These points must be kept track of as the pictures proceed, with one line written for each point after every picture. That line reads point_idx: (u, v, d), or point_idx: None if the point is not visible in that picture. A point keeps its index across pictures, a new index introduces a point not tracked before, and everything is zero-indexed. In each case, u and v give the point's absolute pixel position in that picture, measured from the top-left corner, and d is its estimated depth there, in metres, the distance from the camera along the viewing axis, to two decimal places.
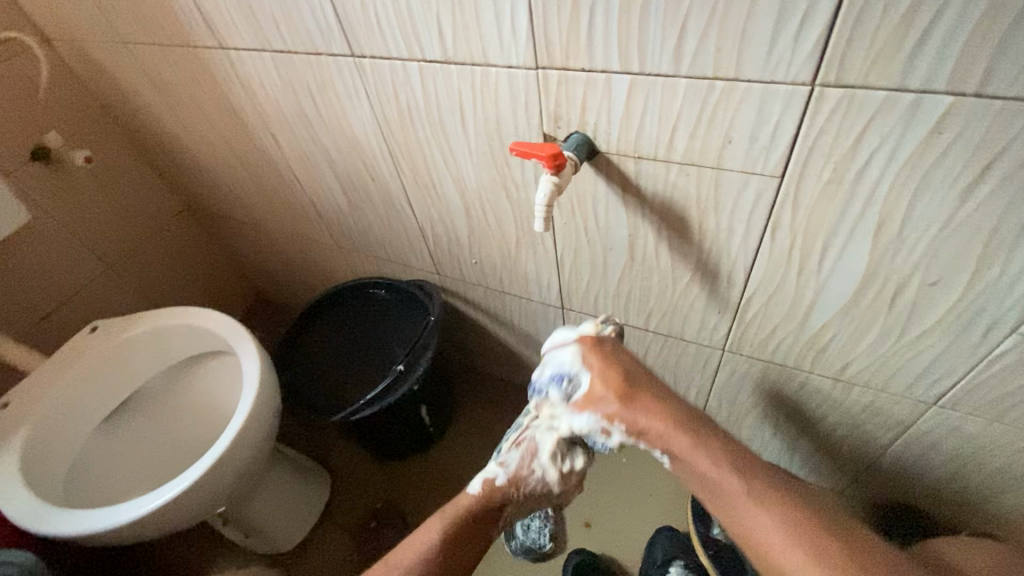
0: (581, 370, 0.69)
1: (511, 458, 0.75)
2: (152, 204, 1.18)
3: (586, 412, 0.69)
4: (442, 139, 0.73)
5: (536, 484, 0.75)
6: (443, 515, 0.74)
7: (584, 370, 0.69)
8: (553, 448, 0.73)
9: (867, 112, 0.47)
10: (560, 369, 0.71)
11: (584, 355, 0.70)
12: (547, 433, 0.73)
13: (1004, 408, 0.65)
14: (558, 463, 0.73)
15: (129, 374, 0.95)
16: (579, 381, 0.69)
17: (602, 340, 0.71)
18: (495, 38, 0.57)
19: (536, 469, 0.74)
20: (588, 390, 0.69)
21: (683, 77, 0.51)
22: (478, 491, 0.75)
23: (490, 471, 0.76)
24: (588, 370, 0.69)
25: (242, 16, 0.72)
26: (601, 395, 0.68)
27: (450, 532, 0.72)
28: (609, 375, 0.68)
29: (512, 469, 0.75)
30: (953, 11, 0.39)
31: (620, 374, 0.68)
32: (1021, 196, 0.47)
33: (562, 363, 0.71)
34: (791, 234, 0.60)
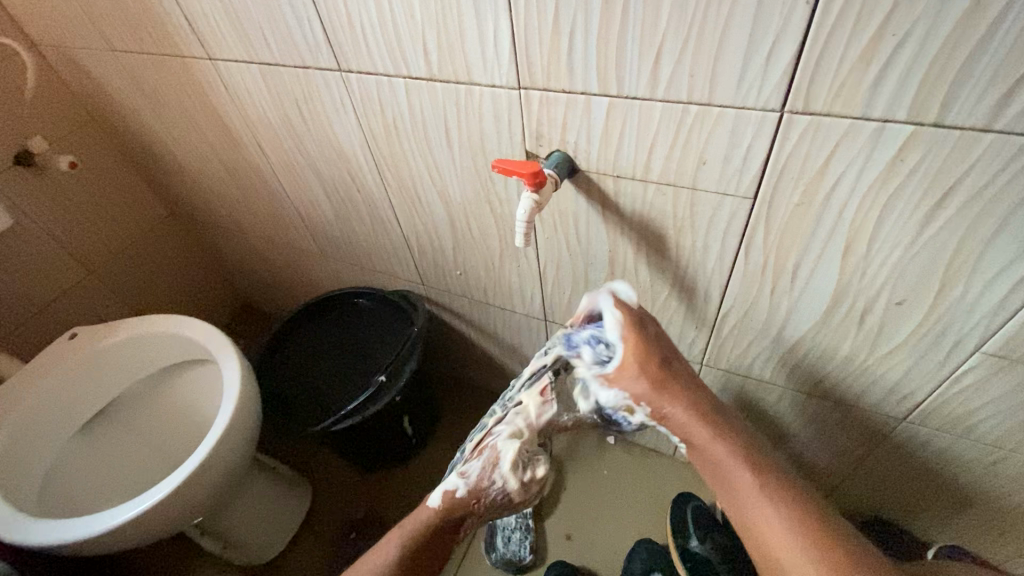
0: (617, 340, 0.69)
1: (473, 466, 0.74)
2: (137, 210, 1.17)
3: (612, 388, 0.70)
4: (427, 154, 0.74)
5: (496, 494, 0.74)
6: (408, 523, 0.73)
7: (619, 338, 0.68)
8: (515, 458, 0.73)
9: (833, 138, 0.49)
10: (597, 332, 0.71)
11: (622, 325, 0.68)
12: (511, 442, 0.73)
13: (970, 424, 0.67)
14: (519, 473, 0.73)
15: (107, 381, 0.94)
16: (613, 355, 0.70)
17: (646, 321, 0.69)
18: (479, 58, 0.59)
19: (498, 480, 0.74)
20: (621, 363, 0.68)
21: (659, 100, 0.53)
22: (439, 502, 0.74)
23: (451, 483, 0.75)
24: (626, 341, 0.68)
25: (231, 28, 0.73)
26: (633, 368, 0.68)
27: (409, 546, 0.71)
28: (645, 356, 0.67)
29: (473, 478, 0.74)
30: (911, 46, 0.42)
31: (657, 356, 0.68)
32: (978, 221, 0.49)
33: (601, 330, 0.70)
34: (764, 253, 0.62)
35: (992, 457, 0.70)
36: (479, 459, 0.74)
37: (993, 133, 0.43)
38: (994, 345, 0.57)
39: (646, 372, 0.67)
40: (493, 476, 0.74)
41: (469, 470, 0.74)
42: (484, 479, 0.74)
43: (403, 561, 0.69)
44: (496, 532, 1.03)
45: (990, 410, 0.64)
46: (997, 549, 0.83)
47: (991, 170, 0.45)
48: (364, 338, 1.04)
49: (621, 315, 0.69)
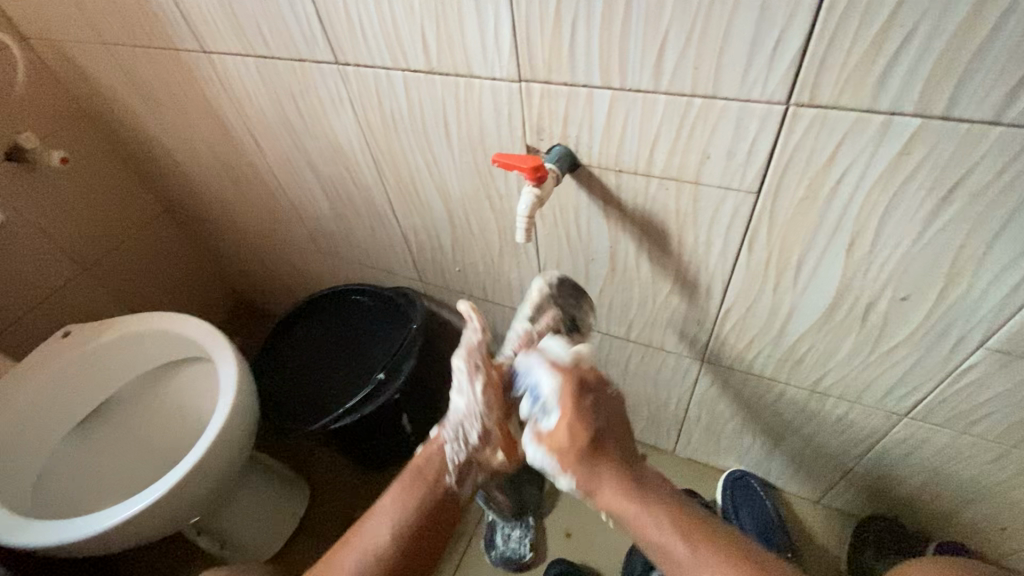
0: (554, 408, 0.59)
1: (455, 404, 0.66)
2: (132, 206, 1.16)
3: (540, 446, 0.61)
4: (426, 148, 0.73)
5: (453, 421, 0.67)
6: (416, 467, 0.70)
7: (555, 407, 0.59)
8: (487, 397, 0.64)
9: (839, 132, 0.48)
10: (535, 388, 0.62)
11: (560, 394, 0.59)
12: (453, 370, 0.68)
13: (973, 420, 0.67)
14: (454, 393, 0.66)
15: (100, 380, 0.93)
16: (549, 415, 0.60)
17: (585, 389, 0.60)
18: (479, 50, 0.58)
19: (485, 426, 0.66)
20: (550, 431, 0.60)
21: (663, 93, 0.52)
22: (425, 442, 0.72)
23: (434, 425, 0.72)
24: (557, 412, 0.59)
25: (225, 20, 0.71)
26: (558, 445, 0.59)
27: (418, 514, 0.66)
28: (576, 429, 0.58)
29: (453, 423, 0.68)
30: (920, 37, 0.41)
31: (588, 431, 0.58)
32: (985, 215, 0.48)
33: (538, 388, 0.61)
34: (767, 247, 0.61)
35: (994, 453, 0.69)
36: (459, 395, 0.66)
37: (1002, 126, 0.43)
38: (999, 341, 0.57)
39: (574, 445, 0.59)
40: (478, 418, 0.66)
41: (450, 409, 0.67)
42: (469, 424, 0.67)
43: (409, 531, 0.65)
44: (496, 530, 1.02)
45: (993, 405, 0.64)
46: (998, 545, 0.83)
47: (1000, 163, 0.45)
48: (362, 336, 1.03)
49: (558, 378, 0.60)
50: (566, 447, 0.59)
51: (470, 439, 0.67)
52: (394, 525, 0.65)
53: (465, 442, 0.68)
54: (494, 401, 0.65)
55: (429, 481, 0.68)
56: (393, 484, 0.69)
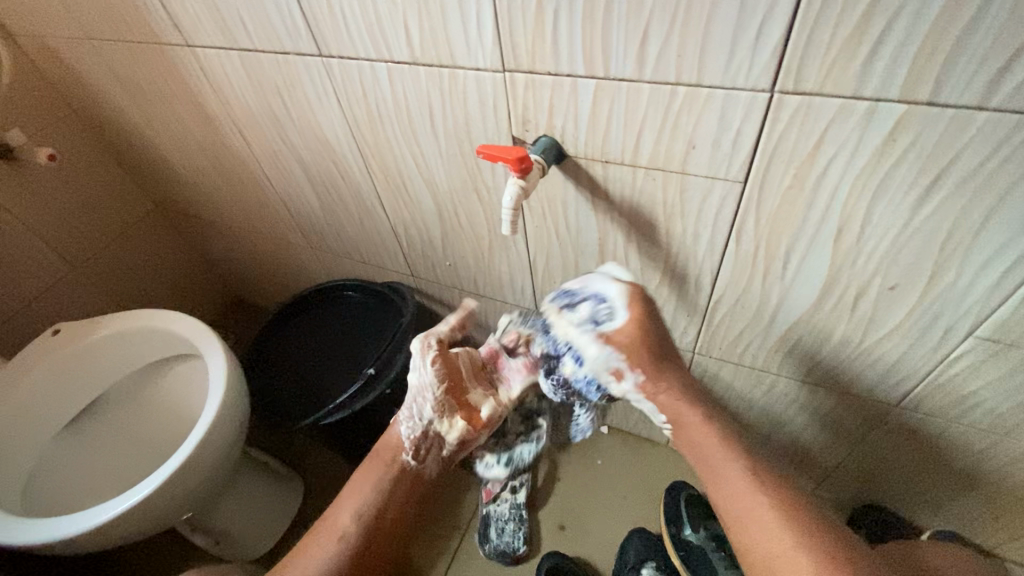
0: (621, 309, 0.60)
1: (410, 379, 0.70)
2: (121, 203, 1.15)
3: (607, 347, 0.59)
4: (412, 141, 0.72)
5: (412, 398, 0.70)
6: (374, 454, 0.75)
7: (624, 309, 0.59)
8: (436, 370, 0.67)
9: (824, 119, 0.48)
10: (600, 296, 0.61)
11: (631, 296, 0.60)
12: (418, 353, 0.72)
13: (963, 408, 0.67)
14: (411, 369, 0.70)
15: (90, 378, 0.93)
16: (616, 316, 0.59)
17: (650, 304, 0.61)
18: (462, 40, 0.57)
19: (436, 399, 0.68)
20: (617, 329, 0.59)
21: (647, 82, 0.52)
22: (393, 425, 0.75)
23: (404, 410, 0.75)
24: (626, 309, 0.59)
25: (207, 12, 0.70)
26: (629, 341, 0.59)
27: (377, 496, 0.71)
28: (644, 328, 0.59)
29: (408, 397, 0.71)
30: (903, 22, 0.40)
31: (653, 331, 0.60)
32: (972, 203, 0.48)
33: (602, 298, 0.61)
34: (755, 238, 0.61)
35: (985, 441, 0.69)
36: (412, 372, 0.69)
37: (987, 111, 0.42)
38: (988, 329, 0.57)
39: (643, 340, 0.59)
40: (429, 391, 0.68)
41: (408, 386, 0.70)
42: (422, 397, 0.69)
43: (370, 511, 0.70)
44: (490, 523, 1.01)
45: (983, 393, 0.64)
46: (987, 533, 0.84)
47: (986, 149, 0.44)
48: (353, 332, 1.03)
49: (628, 286, 0.61)
50: (634, 341, 0.59)
51: (423, 415, 0.70)
52: (355, 509, 0.70)
53: (419, 418, 0.71)
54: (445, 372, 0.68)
55: (385, 463, 0.74)
56: (355, 471, 0.74)
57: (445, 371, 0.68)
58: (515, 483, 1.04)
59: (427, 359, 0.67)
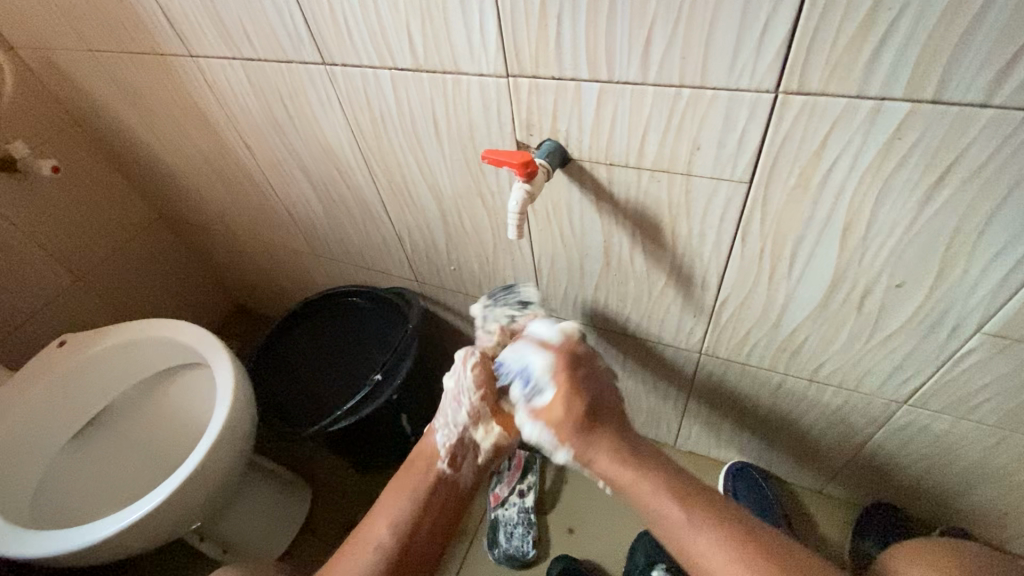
0: (547, 384, 0.65)
1: (448, 384, 0.72)
2: (124, 214, 1.16)
3: (535, 421, 0.66)
4: (416, 147, 0.72)
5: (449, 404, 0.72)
6: (413, 464, 0.74)
7: (549, 383, 0.65)
8: (475, 374, 0.69)
9: (829, 119, 0.48)
10: (527, 371, 0.66)
11: (554, 370, 0.65)
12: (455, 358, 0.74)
13: (971, 405, 0.67)
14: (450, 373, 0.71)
15: (97, 388, 0.93)
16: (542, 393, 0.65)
17: (578, 361, 0.66)
18: (466, 47, 0.57)
19: (472, 404, 0.70)
20: (546, 406, 0.65)
21: (651, 85, 0.52)
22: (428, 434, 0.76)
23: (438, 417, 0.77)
24: (549, 390, 0.65)
25: (210, 23, 0.71)
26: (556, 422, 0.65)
27: (414, 506, 0.70)
28: (571, 403, 0.64)
29: (444, 401, 0.72)
30: (906, 22, 0.40)
31: (580, 408, 0.64)
32: (978, 200, 0.48)
33: (530, 369, 0.66)
34: (761, 238, 0.61)
35: (995, 437, 0.69)
36: (450, 375, 0.72)
37: (993, 108, 0.42)
38: (995, 325, 0.57)
39: (568, 416, 0.64)
40: (465, 395, 0.70)
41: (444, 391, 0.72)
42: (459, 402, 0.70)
43: (407, 522, 0.68)
44: (498, 528, 1.01)
45: (992, 389, 0.64)
46: (998, 529, 0.84)
47: (991, 146, 0.44)
48: (359, 338, 1.03)
49: (551, 355, 0.65)
50: (559, 420, 0.64)
51: (459, 421, 0.71)
52: (392, 519, 0.68)
53: (454, 424, 0.72)
54: (485, 379, 0.69)
55: (421, 470, 0.73)
56: (391, 479, 0.73)
57: (484, 378, 0.69)
58: (523, 486, 1.05)
59: (468, 365, 0.69)
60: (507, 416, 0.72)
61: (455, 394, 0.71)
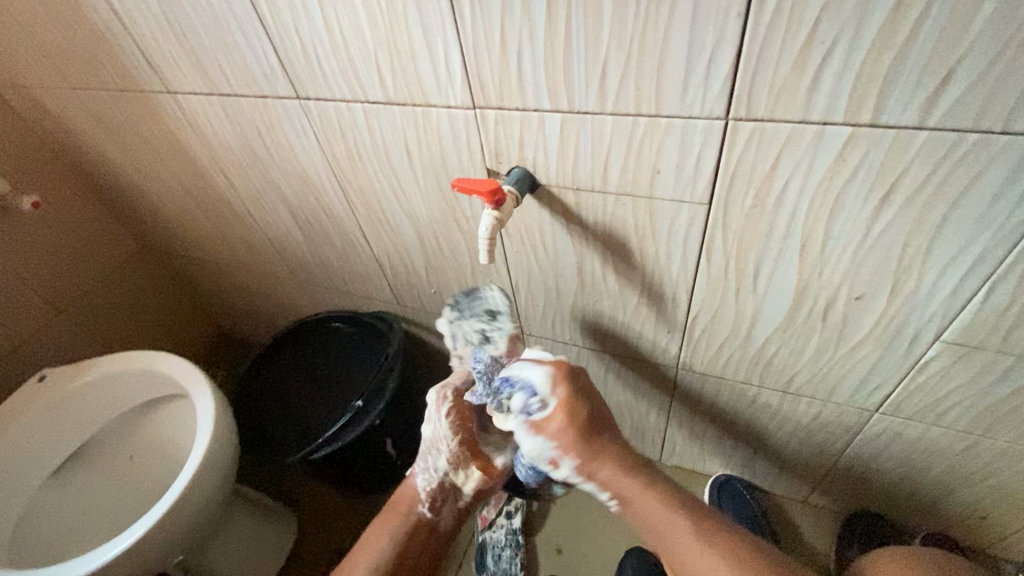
0: (550, 399, 0.62)
1: (426, 430, 0.73)
2: (105, 245, 1.16)
3: (539, 435, 0.63)
4: (391, 176, 0.74)
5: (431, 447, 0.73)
6: (387, 508, 0.77)
7: (551, 396, 0.62)
8: (449, 422, 0.70)
9: (778, 142, 0.50)
10: (529, 390, 0.63)
11: (556, 383, 0.63)
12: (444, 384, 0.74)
13: (938, 412, 0.68)
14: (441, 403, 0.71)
15: (79, 422, 0.93)
16: (545, 408, 0.62)
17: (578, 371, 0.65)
18: (433, 81, 0.59)
19: (451, 454, 0.71)
20: (545, 418, 0.62)
21: (610, 114, 0.54)
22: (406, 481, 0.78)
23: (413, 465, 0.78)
24: (554, 400, 0.62)
25: (187, 61, 0.73)
26: (558, 430, 0.62)
27: (396, 546, 0.73)
28: (573, 410, 0.62)
29: (424, 448, 0.74)
30: (841, 51, 0.43)
31: (583, 413, 0.63)
32: (923, 217, 0.50)
33: (531, 388, 0.63)
34: (724, 256, 0.63)
35: (965, 443, 0.71)
36: (429, 422, 0.73)
37: (927, 130, 0.45)
38: (952, 334, 0.59)
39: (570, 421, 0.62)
40: (445, 443, 0.71)
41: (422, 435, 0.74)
42: (438, 449, 0.72)
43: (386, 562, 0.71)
44: (486, 552, 1.00)
45: (956, 395, 0.65)
46: (979, 532, 0.85)
47: (930, 165, 0.47)
48: (343, 363, 1.03)
49: (550, 367, 0.63)
50: (563, 428, 0.62)
51: (439, 468, 0.73)
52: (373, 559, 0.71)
53: (435, 469, 0.74)
54: (461, 428, 0.71)
55: (401, 513, 0.76)
56: (370, 526, 0.76)
57: (457, 424, 0.71)
58: (510, 508, 1.04)
59: (441, 410, 0.71)
60: (486, 461, 0.73)
61: (435, 435, 0.72)
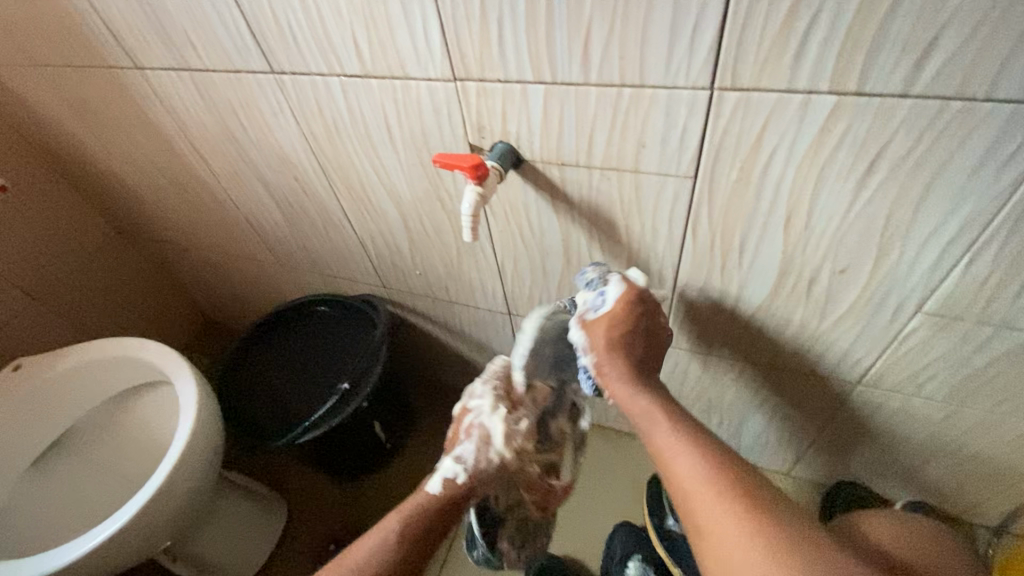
0: (609, 302, 0.65)
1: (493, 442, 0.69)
2: (80, 231, 1.13)
3: (583, 330, 0.66)
4: (372, 154, 0.72)
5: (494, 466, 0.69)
6: (398, 513, 0.63)
7: (611, 302, 0.65)
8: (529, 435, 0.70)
9: (763, 113, 0.49)
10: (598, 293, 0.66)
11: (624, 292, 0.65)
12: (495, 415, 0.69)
13: (918, 382, 0.70)
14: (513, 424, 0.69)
15: (56, 412, 0.91)
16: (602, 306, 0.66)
17: (643, 301, 0.65)
18: (412, 52, 0.57)
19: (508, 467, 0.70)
20: (601, 317, 0.65)
21: (593, 85, 0.53)
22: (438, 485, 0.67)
23: (448, 468, 0.68)
24: (611, 303, 0.65)
25: (155, 35, 0.70)
26: (608, 329, 0.64)
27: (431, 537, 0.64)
28: (620, 320, 0.64)
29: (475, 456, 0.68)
30: (826, 16, 0.42)
31: (628, 326, 0.65)
32: (906, 186, 0.50)
33: (600, 295, 0.66)
34: (710, 230, 0.62)
35: (945, 412, 0.72)
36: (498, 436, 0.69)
37: (911, 98, 0.44)
38: (934, 305, 0.59)
39: (616, 331, 0.64)
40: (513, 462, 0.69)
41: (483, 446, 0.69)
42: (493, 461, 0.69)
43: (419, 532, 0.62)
44: None
45: (938, 364, 0.66)
46: (957, 497, 0.87)
47: (915, 133, 0.46)
48: (328, 345, 1.02)
49: (622, 283, 0.66)
50: (607, 333, 0.64)
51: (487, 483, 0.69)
52: (404, 523, 0.62)
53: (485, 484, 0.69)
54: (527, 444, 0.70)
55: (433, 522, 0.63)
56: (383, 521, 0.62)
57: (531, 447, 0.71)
58: None
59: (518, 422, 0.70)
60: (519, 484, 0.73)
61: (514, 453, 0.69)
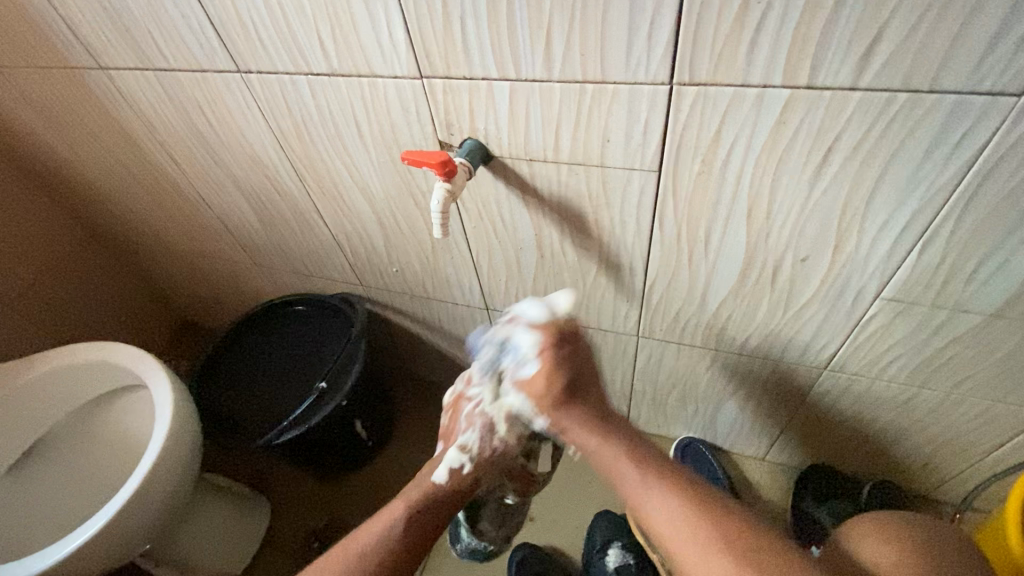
0: (532, 360, 0.64)
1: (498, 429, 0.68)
2: (50, 234, 1.10)
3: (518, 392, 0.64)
4: (342, 152, 0.72)
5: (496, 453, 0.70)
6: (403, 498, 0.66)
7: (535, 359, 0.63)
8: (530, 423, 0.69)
9: (721, 107, 0.51)
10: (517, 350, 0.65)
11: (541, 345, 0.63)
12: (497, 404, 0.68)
13: (880, 366, 0.72)
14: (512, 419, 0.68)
15: (29, 419, 0.89)
16: (526, 366, 0.64)
17: (562, 339, 0.64)
18: (377, 50, 0.58)
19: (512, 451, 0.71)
20: (530, 378, 0.63)
21: (557, 81, 0.54)
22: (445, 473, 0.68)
23: (453, 457, 0.69)
24: (535, 363, 0.63)
25: (119, 34, 0.69)
26: (536, 391, 0.63)
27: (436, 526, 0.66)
28: (551, 377, 0.62)
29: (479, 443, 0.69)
30: (776, 12, 0.43)
31: (560, 379, 0.63)
32: (860, 176, 0.52)
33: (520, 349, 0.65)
34: (677, 223, 0.64)
35: (907, 394, 0.75)
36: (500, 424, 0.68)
37: (860, 91, 0.46)
38: (892, 291, 0.61)
39: (549, 385, 0.62)
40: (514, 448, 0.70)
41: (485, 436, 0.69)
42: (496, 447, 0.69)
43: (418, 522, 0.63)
44: None
45: (898, 348, 0.68)
46: (923, 476, 0.90)
47: (865, 125, 0.48)
48: (305, 345, 1.02)
49: (537, 332, 0.64)
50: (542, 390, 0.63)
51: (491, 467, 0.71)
52: (409, 509, 0.64)
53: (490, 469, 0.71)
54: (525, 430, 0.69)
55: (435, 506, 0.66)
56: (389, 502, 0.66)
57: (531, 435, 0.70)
58: None
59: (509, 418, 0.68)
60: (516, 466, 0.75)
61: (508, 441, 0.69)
